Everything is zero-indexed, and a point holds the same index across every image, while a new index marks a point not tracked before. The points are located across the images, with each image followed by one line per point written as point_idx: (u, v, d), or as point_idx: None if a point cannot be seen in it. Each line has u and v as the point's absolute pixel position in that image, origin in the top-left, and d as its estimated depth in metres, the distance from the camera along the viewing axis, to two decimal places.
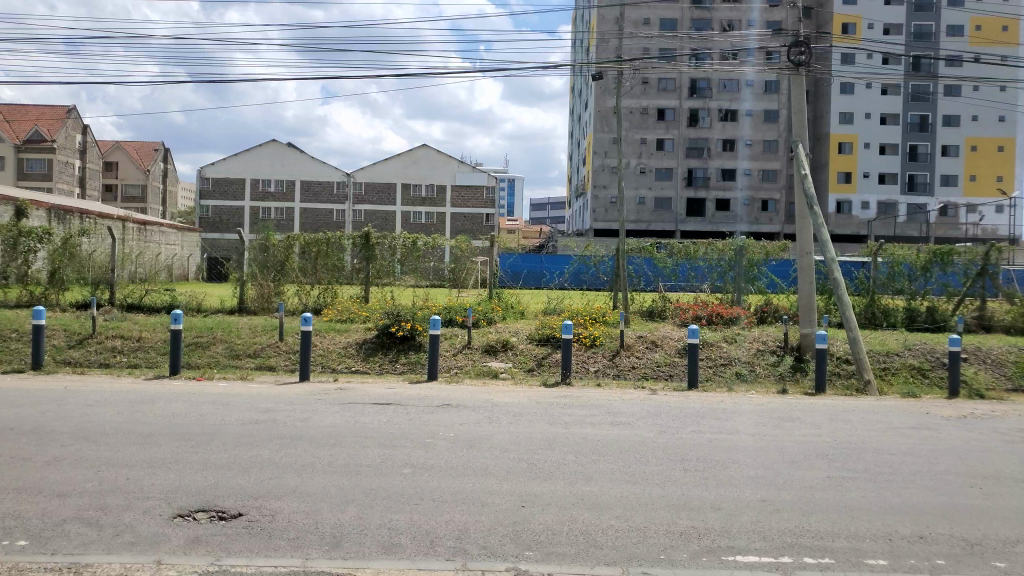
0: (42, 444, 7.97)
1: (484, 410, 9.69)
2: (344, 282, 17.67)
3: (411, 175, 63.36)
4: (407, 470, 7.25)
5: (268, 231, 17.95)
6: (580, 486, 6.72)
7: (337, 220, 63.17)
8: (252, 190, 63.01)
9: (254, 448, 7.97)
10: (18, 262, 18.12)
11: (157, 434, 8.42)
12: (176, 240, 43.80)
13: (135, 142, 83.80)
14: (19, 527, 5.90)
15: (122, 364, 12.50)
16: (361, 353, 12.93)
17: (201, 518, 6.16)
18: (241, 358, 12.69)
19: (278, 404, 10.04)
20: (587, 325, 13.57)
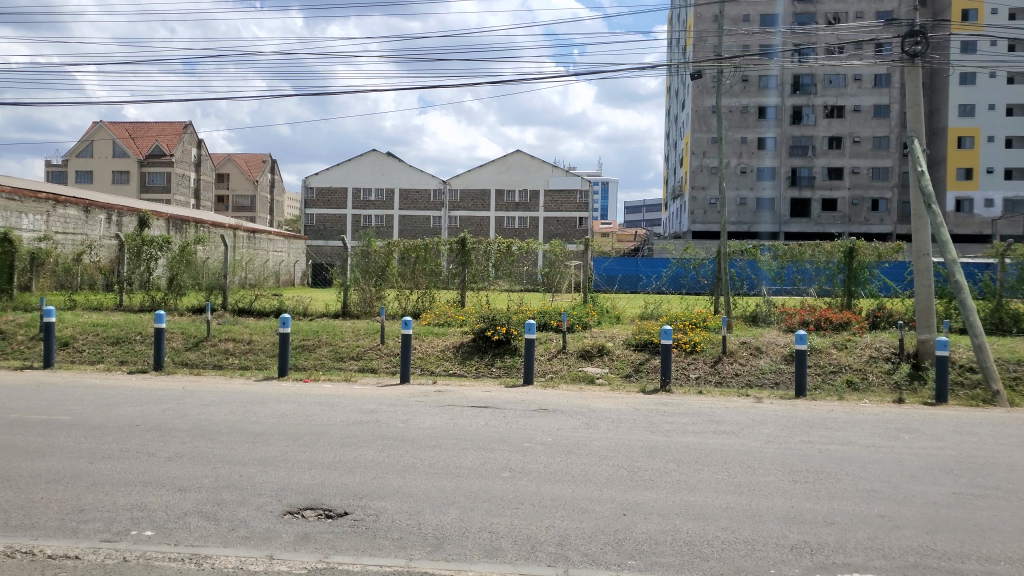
0: (164, 440, 8.46)
1: (582, 415, 9.61)
2: (441, 286, 18.03)
3: (505, 181, 63.94)
4: (506, 474, 7.29)
5: (370, 238, 18.46)
6: (684, 496, 6.56)
7: (433, 226, 64.58)
8: (353, 198, 65.29)
9: (358, 448, 8.20)
10: (141, 269, 19.35)
11: (267, 433, 8.80)
12: (283, 247, 45.90)
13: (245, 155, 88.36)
14: (145, 518, 6.27)
15: (234, 365, 13.13)
16: (458, 356, 13.11)
17: (310, 515, 6.38)
18: (345, 360, 13.10)
19: (380, 405, 10.29)
20: (687, 331, 13.27)
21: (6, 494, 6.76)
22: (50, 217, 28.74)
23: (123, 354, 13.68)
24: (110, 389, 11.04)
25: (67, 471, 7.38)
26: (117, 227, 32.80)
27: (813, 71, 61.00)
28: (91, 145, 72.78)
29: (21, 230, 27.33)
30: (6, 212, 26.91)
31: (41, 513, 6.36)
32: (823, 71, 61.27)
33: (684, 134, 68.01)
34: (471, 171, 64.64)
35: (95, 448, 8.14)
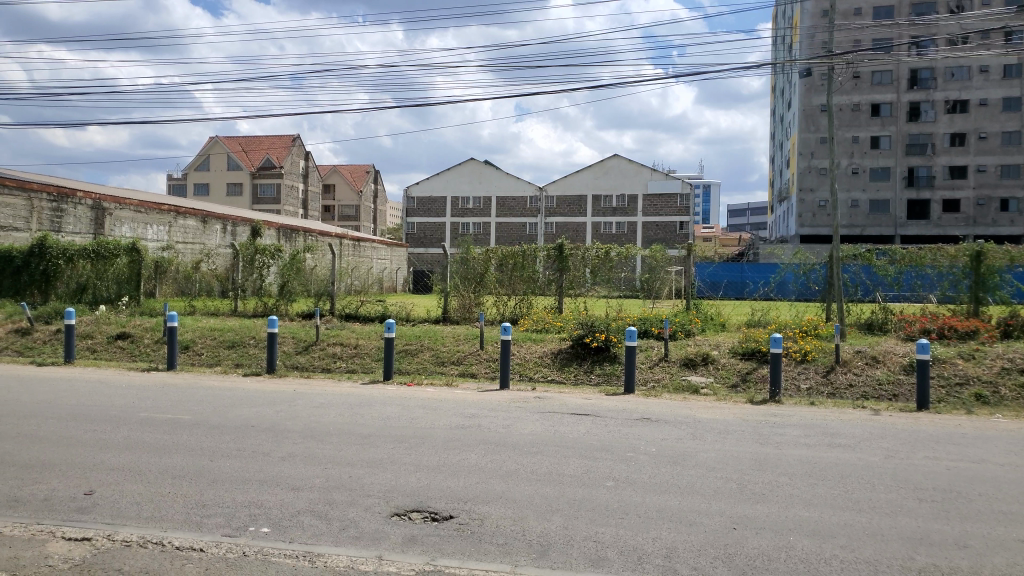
0: (278, 441, 8.81)
1: (686, 425, 9.39)
2: (539, 293, 18.02)
3: (603, 186, 63.57)
4: (610, 483, 7.19)
5: (468, 244, 18.77)
6: (798, 511, 6.29)
7: (529, 233, 64.88)
8: (452, 207, 66.83)
9: (461, 452, 8.30)
10: (254, 277, 20.35)
11: (374, 435, 9.03)
12: (386, 254, 47.32)
13: (349, 166, 91.57)
14: (262, 515, 6.53)
15: (342, 369, 13.57)
16: (557, 362, 13.09)
17: (416, 518, 6.49)
18: (447, 365, 13.30)
19: (482, 410, 10.38)
20: (797, 339, 12.76)
21: (138, 487, 7.21)
22: (173, 228, 30.73)
23: (238, 357, 14.39)
24: (228, 391, 11.64)
25: (190, 468, 7.80)
26: (232, 237, 34.60)
27: (933, 65, 57.82)
28: (209, 159, 77.29)
29: (148, 240, 29.39)
30: (134, 223, 29.05)
31: (167, 507, 6.74)
32: (944, 63, 57.80)
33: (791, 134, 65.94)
34: (567, 177, 64.72)
35: (215, 446, 8.57)
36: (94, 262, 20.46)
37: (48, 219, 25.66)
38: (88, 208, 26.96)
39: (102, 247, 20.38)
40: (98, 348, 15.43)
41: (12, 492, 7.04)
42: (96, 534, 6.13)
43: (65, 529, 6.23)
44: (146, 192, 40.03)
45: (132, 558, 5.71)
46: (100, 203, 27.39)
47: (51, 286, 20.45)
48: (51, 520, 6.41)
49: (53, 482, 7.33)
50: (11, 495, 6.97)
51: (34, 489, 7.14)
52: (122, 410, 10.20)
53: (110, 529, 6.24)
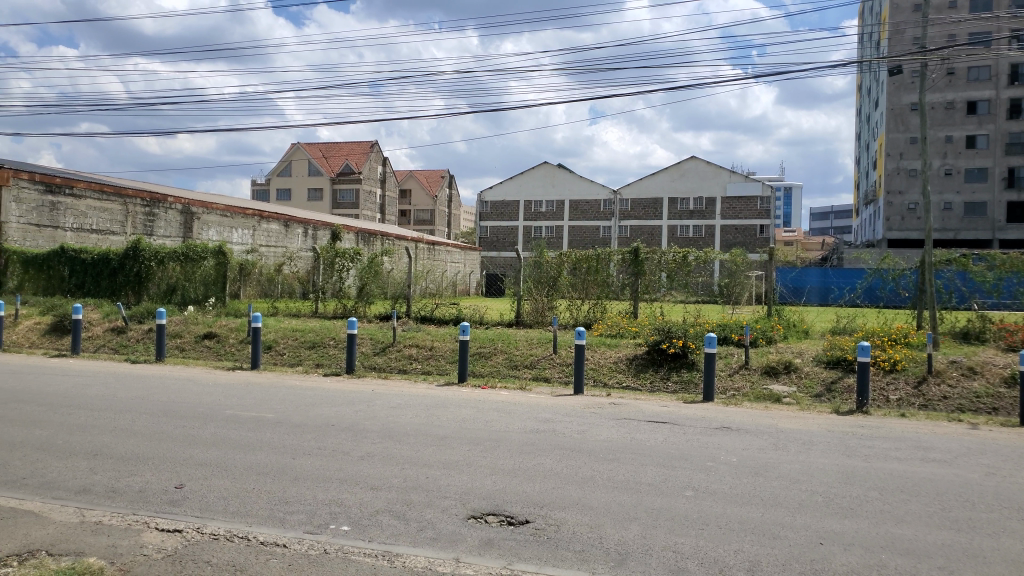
0: (356, 440, 8.98)
1: (768, 435, 9.11)
2: (613, 297, 17.87)
3: (680, 189, 62.65)
4: (690, 493, 7.04)
5: (542, 248, 18.75)
6: (889, 527, 6.01)
7: (603, 236, 64.48)
8: (525, 211, 67.25)
9: (536, 457, 8.27)
10: (334, 279, 20.87)
11: (450, 437, 9.11)
12: (460, 258, 47.91)
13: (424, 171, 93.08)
14: (342, 514, 6.66)
15: (417, 371, 13.74)
16: (632, 368, 12.93)
17: (493, 521, 6.50)
18: (520, 368, 13.31)
19: (556, 414, 10.34)
20: (885, 348, 12.28)
21: (224, 483, 7.46)
22: (257, 232, 31.80)
23: (318, 357, 14.78)
24: (309, 390, 11.95)
25: (274, 465, 8.02)
26: (313, 240, 35.57)
27: None
28: (291, 165, 79.96)
29: (234, 244, 30.51)
30: (221, 227, 30.20)
31: (252, 502, 6.95)
32: None
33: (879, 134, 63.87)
34: (642, 180, 64.09)
35: (297, 445, 8.79)
36: (183, 264, 21.39)
37: (142, 223, 26.99)
38: (178, 213, 28.20)
39: (191, 250, 21.29)
40: (187, 347, 16.10)
41: (109, 483, 7.39)
42: (187, 527, 6.36)
43: (159, 520, 6.49)
44: (237, 199, 41.76)
45: (220, 551, 5.90)
46: (189, 208, 28.57)
47: (144, 288, 21.42)
48: (145, 511, 6.69)
49: (147, 475, 7.66)
50: (109, 486, 7.32)
51: (130, 481, 7.48)
52: (209, 407, 10.59)
53: (199, 522, 6.47)
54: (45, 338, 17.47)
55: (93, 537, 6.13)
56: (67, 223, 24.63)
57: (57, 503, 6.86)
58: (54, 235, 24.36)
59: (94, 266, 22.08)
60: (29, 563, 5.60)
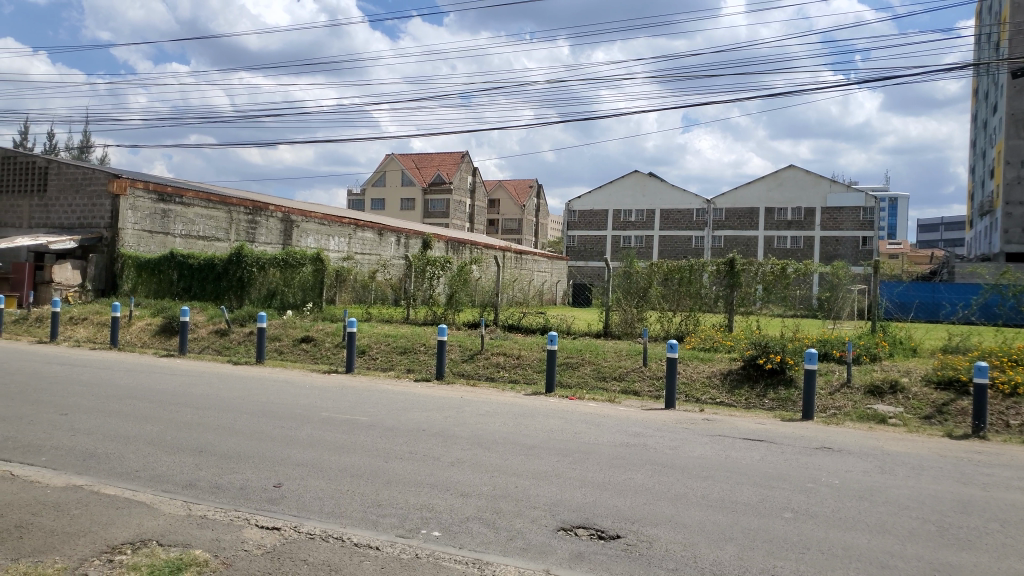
0: (446, 446, 9.07)
1: (873, 457, 8.67)
2: (706, 310, 17.48)
3: (776, 199, 60.83)
4: (789, 515, 6.75)
5: (632, 258, 18.48)
6: (1013, 563, 5.59)
7: (696, 246, 63.09)
8: (614, 220, 66.80)
9: (627, 471, 8.13)
10: (424, 287, 21.23)
11: (538, 447, 9.07)
12: (547, 267, 48.05)
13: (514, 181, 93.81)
14: (433, 519, 6.71)
15: (505, 379, 13.79)
16: (725, 384, 12.57)
17: (583, 535, 6.41)
18: (608, 380, 13.17)
19: (647, 429, 10.16)
20: (1005, 369, 11.52)
21: (320, 483, 7.66)
22: (352, 240, 32.76)
23: (409, 363, 15.04)
24: (401, 395, 12.17)
25: (366, 468, 8.19)
26: (405, 249, 36.37)
27: None
28: (384, 176, 82.29)
29: (330, 251, 31.57)
30: (318, 235, 31.31)
31: (347, 503, 7.10)
32: None
33: (996, 141, 60.05)
34: (736, 189, 62.56)
35: (390, 448, 8.95)
36: (282, 270, 22.26)
37: (245, 231, 28.27)
38: (278, 221, 29.40)
39: (290, 256, 22.09)
40: (285, 350, 16.73)
41: (213, 479, 7.71)
42: (285, 525, 6.56)
43: (259, 517, 6.72)
44: (336, 209, 43.28)
45: (316, 550, 6.04)
46: (289, 216, 29.73)
47: (245, 292, 22.46)
48: (246, 507, 6.95)
49: (247, 473, 7.95)
50: (213, 482, 7.64)
51: (232, 477, 7.78)
52: (306, 409, 10.93)
53: (296, 520, 6.66)
54: (156, 338, 18.51)
55: (198, 530, 6.39)
56: (176, 230, 26.04)
57: (166, 496, 7.20)
58: (165, 241, 25.81)
59: (199, 271, 23.21)
60: (141, 552, 5.89)
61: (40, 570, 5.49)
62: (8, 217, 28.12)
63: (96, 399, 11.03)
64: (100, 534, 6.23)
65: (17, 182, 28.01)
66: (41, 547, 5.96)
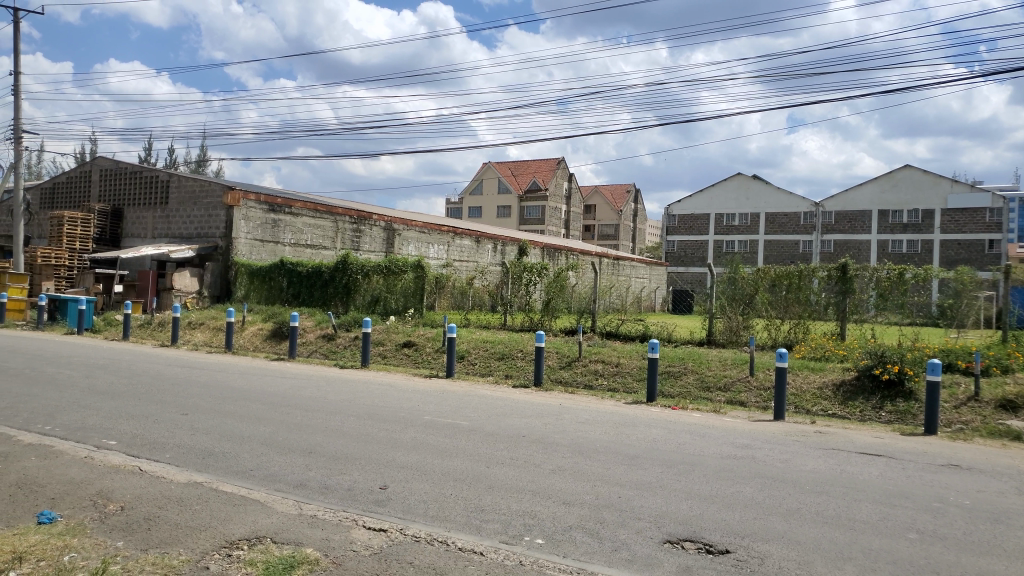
0: (547, 453, 9.04)
1: (1008, 477, 8.04)
2: (817, 317, 16.85)
3: (890, 201, 57.99)
4: (913, 535, 6.34)
5: (737, 263, 17.99)
6: None
7: (803, 251, 60.98)
8: (716, 224, 65.29)
9: (735, 484, 7.86)
10: (520, 292, 21.27)
11: (641, 457, 8.90)
12: (645, 273, 47.49)
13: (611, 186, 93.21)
14: (536, 526, 6.69)
15: (604, 387, 13.64)
16: (839, 395, 11.99)
17: (690, 548, 6.23)
18: (712, 391, 12.81)
19: (755, 440, 9.80)
20: None
21: (424, 486, 7.77)
22: (451, 247, 33.36)
23: (508, 369, 15.13)
24: (501, 400, 12.25)
25: (468, 472, 8.26)
26: (501, 255, 36.72)
27: None
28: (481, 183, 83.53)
29: (430, 258, 32.24)
30: (418, 242, 32.04)
31: (450, 507, 7.17)
32: None
33: None
34: (847, 192, 59.86)
35: (491, 453, 9.01)
36: (386, 276, 22.85)
37: (349, 239, 29.22)
38: (381, 230, 30.30)
39: (393, 263, 22.65)
40: (388, 354, 17.19)
41: (323, 480, 7.96)
42: (391, 527, 6.68)
43: (366, 518, 6.87)
44: (438, 218, 44.31)
45: (421, 553, 6.12)
46: (391, 225, 30.60)
47: (351, 299, 23.20)
48: (355, 508, 7.13)
49: (354, 474, 8.16)
50: (322, 482, 7.89)
51: (340, 479, 8.01)
52: (409, 412, 11.15)
53: (403, 523, 6.77)
54: (267, 342, 19.39)
55: (310, 529, 6.59)
56: (285, 238, 27.20)
57: (278, 495, 7.47)
58: (275, 249, 26.99)
59: (308, 278, 24.12)
60: (257, 548, 6.13)
61: (167, 561, 5.79)
62: (134, 228, 30.17)
63: (213, 400, 11.60)
64: (220, 529, 6.53)
65: (142, 195, 30.00)
66: (166, 539, 6.29)
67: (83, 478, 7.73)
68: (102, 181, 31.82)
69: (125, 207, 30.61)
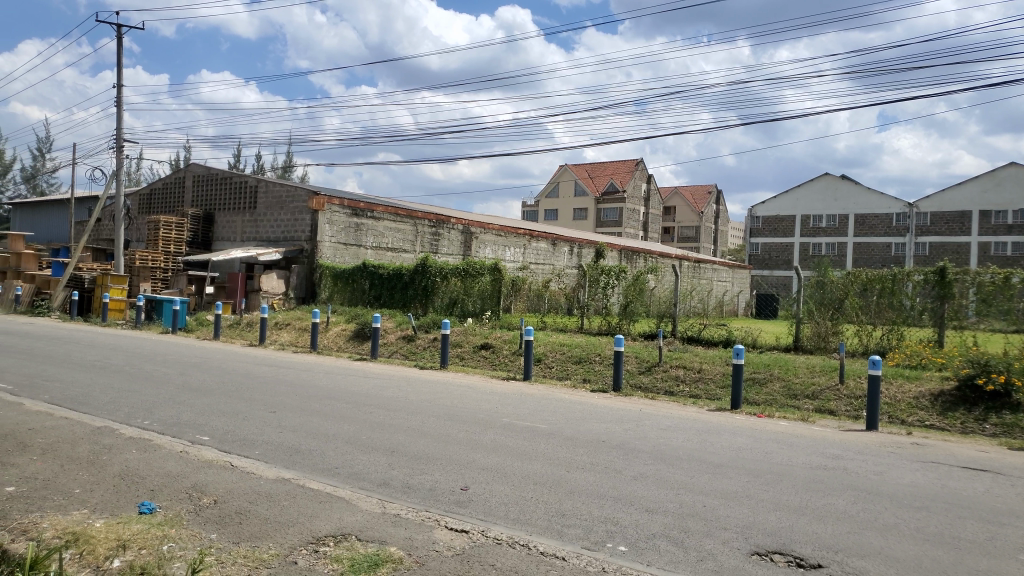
0: (628, 459, 8.92)
1: None
2: (912, 324, 16.13)
3: (992, 201, 55.12)
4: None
5: (826, 266, 17.44)
6: None
7: (896, 254, 58.57)
8: (802, 226, 63.29)
9: (826, 496, 7.56)
10: (598, 296, 21.07)
11: (726, 466, 8.68)
12: (727, 276, 46.49)
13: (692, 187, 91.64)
14: (618, 533, 6.60)
15: (685, 394, 13.35)
16: (937, 406, 11.40)
17: (779, 561, 6.02)
18: (800, 399, 12.38)
19: (846, 451, 9.41)
20: None
21: (505, 489, 7.78)
22: (527, 250, 33.40)
23: (585, 373, 15.03)
24: (579, 404, 12.17)
25: (548, 476, 8.22)
26: (578, 258, 36.61)
27: None
28: (558, 186, 83.58)
29: (506, 261, 32.39)
30: (495, 245, 32.26)
31: (531, 511, 7.15)
32: None
33: None
34: (945, 191, 57.15)
35: (571, 458, 8.94)
36: (463, 279, 23.04)
37: (428, 242, 29.70)
38: (459, 233, 30.64)
39: (470, 266, 22.84)
40: (466, 356, 17.33)
41: (405, 479, 8.06)
42: (473, 529, 6.70)
43: (448, 519, 6.92)
44: (518, 220, 44.49)
45: (503, 556, 6.11)
46: (468, 228, 30.87)
47: (430, 301, 23.52)
48: (437, 508, 7.20)
49: (436, 474, 8.25)
50: (404, 481, 8.00)
51: (422, 479, 8.10)
52: (488, 414, 11.18)
53: (484, 524, 6.79)
54: (349, 343, 19.86)
55: (393, 528, 6.68)
56: (367, 242, 27.87)
57: (363, 493, 7.62)
58: (358, 253, 27.71)
59: (389, 281, 24.60)
60: (342, 545, 6.26)
61: (257, 554, 5.97)
62: (224, 231, 31.44)
63: (299, 399, 11.94)
64: (306, 526, 6.69)
65: (232, 200, 31.24)
66: (257, 533, 6.49)
67: (180, 472, 8.07)
68: (195, 187, 33.32)
69: (216, 211, 31.94)
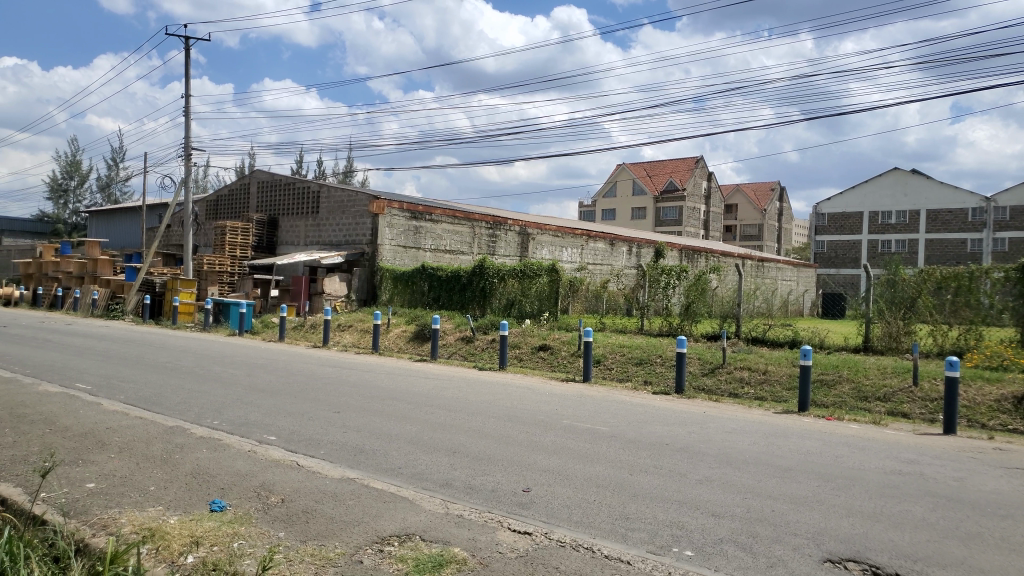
0: (693, 462, 8.76)
1: None
2: (991, 323, 15.39)
3: None
4: None
5: (897, 264, 16.82)
6: None
7: (971, 250, 56.68)
8: (870, 223, 61.16)
9: (902, 502, 7.27)
10: (659, 296, 20.84)
11: (795, 470, 8.44)
12: (792, 275, 45.37)
13: (753, 184, 89.80)
14: (685, 538, 6.47)
15: (750, 396, 13.07)
16: (1020, 410, 10.87)
17: (854, 569, 5.81)
18: (871, 401, 11.98)
19: (922, 456, 9.04)
20: None
21: (567, 491, 7.73)
22: (584, 251, 33.23)
23: (646, 374, 14.85)
24: (640, 406, 12.02)
25: (611, 479, 8.14)
26: (637, 258, 36.24)
27: None
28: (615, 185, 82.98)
29: (564, 262, 32.28)
30: (552, 246, 32.21)
31: (594, 514, 7.08)
32: None
33: None
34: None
35: (634, 461, 8.83)
36: (521, 280, 23.04)
37: (486, 244, 29.83)
38: (516, 234, 30.68)
39: (527, 267, 22.84)
40: (525, 357, 17.34)
41: (467, 480, 8.09)
42: (536, 530, 6.67)
43: (510, 520, 6.91)
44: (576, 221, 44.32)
45: (567, 559, 6.06)
46: (525, 229, 30.90)
47: (488, 302, 23.63)
48: (500, 510, 7.20)
49: (498, 475, 8.26)
50: (467, 482, 8.03)
51: (484, 479, 8.12)
52: (549, 416, 11.14)
53: (547, 527, 6.76)
54: (410, 344, 20.07)
55: (456, 529, 6.70)
56: (426, 245, 28.18)
57: (426, 493, 7.68)
58: (417, 255, 28.03)
59: (447, 283, 24.78)
60: (407, 545, 6.30)
61: (324, 553, 6.06)
62: (287, 236, 32.20)
63: (361, 399, 12.12)
64: (371, 525, 6.76)
65: (294, 205, 31.99)
66: (323, 531, 6.59)
67: (248, 471, 8.25)
68: (259, 192, 34.21)
69: (280, 216, 32.71)
